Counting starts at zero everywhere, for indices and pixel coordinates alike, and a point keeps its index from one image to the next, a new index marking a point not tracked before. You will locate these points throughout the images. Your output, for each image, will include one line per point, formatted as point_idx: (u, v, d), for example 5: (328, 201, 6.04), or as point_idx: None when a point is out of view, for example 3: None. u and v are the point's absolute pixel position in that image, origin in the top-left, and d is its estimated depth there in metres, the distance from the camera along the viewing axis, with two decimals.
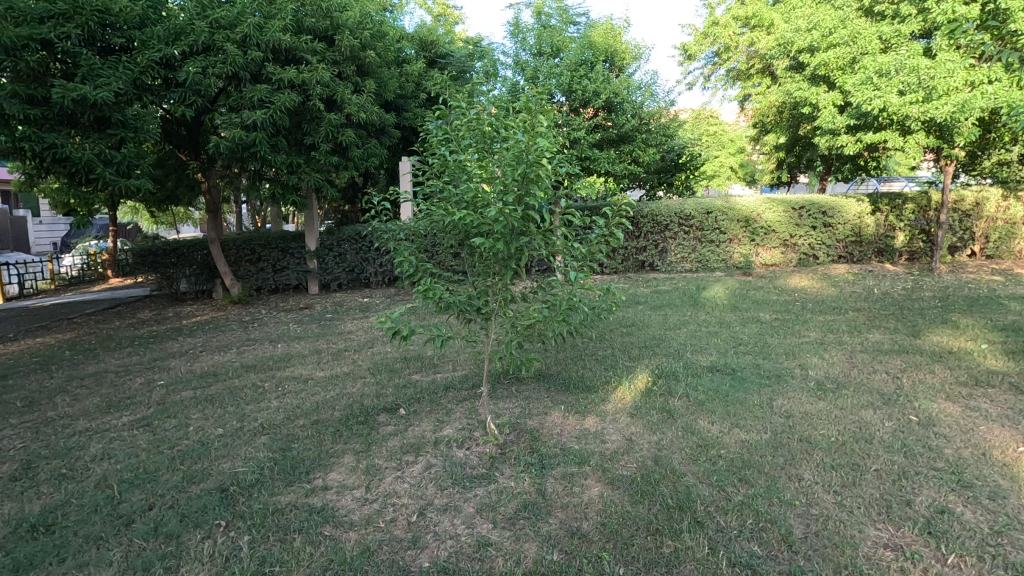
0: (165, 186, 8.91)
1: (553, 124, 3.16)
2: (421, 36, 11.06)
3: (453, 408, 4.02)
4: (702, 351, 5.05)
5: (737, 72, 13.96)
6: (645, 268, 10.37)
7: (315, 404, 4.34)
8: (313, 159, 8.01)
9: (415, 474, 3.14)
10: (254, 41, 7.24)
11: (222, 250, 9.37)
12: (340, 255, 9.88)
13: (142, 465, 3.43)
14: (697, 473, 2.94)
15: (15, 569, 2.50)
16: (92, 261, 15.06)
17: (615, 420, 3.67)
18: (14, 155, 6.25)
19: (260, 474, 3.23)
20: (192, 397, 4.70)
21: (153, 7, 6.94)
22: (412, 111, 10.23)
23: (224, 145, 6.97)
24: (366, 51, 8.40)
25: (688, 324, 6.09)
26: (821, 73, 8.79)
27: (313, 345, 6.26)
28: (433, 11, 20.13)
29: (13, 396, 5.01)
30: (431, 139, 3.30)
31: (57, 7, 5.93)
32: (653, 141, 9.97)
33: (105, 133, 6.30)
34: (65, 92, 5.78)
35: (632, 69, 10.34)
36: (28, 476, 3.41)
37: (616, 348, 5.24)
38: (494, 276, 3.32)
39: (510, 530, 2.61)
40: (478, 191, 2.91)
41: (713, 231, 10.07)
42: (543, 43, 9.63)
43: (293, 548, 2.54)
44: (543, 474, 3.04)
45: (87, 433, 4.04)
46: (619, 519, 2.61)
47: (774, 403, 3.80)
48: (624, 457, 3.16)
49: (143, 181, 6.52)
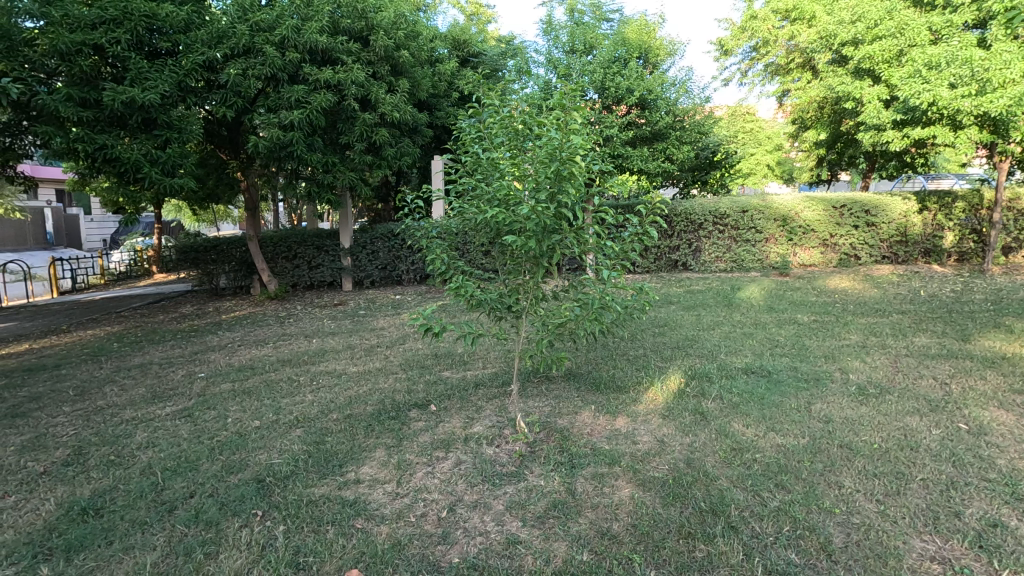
0: (206, 185, 9.19)
1: (586, 121, 3.11)
2: (454, 35, 11.15)
3: (483, 405, 4.03)
4: (737, 352, 4.95)
5: (776, 68, 13.51)
6: (677, 268, 10.22)
7: (348, 398, 4.43)
8: (348, 159, 8.16)
9: (445, 470, 3.16)
10: (292, 43, 7.41)
11: (260, 247, 9.62)
12: (373, 253, 10.04)
13: (183, 455, 3.55)
14: (732, 476, 2.88)
15: (67, 550, 2.62)
16: (138, 257, 15.68)
17: (646, 421, 3.62)
18: (67, 155, 6.56)
19: (294, 466, 3.31)
20: (231, 389, 4.84)
21: (197, 12, 7.17)
22: (445, 111, 10.35)
23: (262, 145, 7.15)
24: (400, 51, 8.50)
25: (721, 325, 5.95)
26: (866, 67, 8.35)
27: (346, 341, 6.38)
28: (465, 10, 20.15)
29: (65, 385, 5.27)
30: (465, 137, 3.30)
31: (108, 13, 6.25)
32: (687, 138, 9.80)
33: (152, 134, 6.57)
34: (115, 95, 6.06)
35: (666, 65, 10.26)
36: (80, 461, 3.58)
37: (648, 348, 5.18)
38: (525, 275, 3.30)
39: (539, 528, 2.60)
40: (511, 190, 2.89)
41: (749, 231, 9.83)
42: (576, 41, 9.57)
43: (327, 540, 2.59)
44: (573, 474, 3.02)
45: (133, 422, 4.22)
46: (650, 521, 2.57)
47: (813, 408, 3.68)
48: (655, 458, 3.12)
49: (185, 180, 6.75)
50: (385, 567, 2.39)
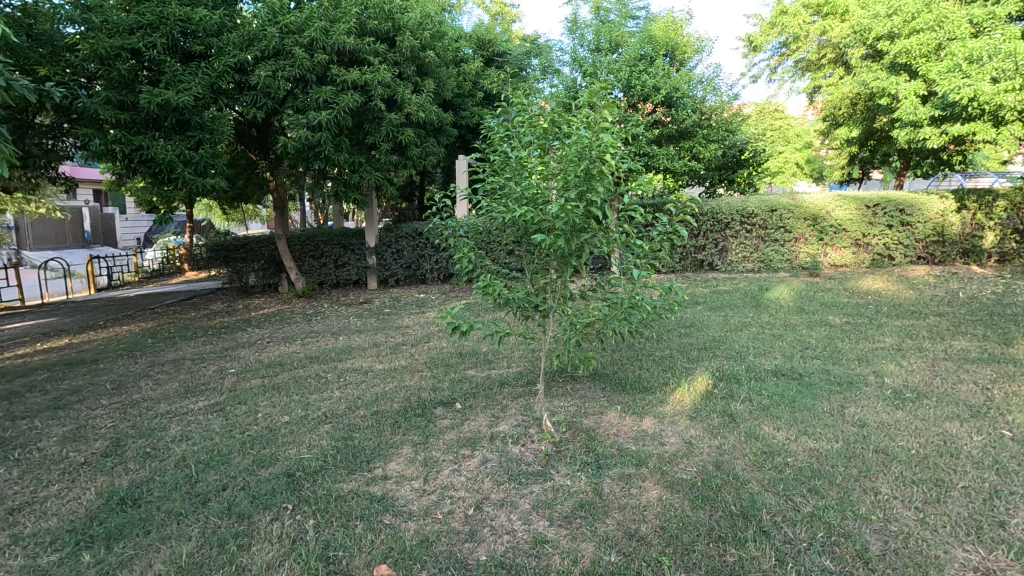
0: (237, 184, 9.38)
1: (615, 120, 3.09)
2: (479, 35, 11.18)
3: (508, 405, 4.03)
4: (766, 354, 4.85)
5: (806, 64, 13.20)
6: (703, 268, 10.12)
7: (374, 395, 4.48)
8: (375, 159, 8.25)
9: (472, 468, 3.18)
10: (320, 45, 7.49)
11: (287, 245, 9.79)
12: (398, 252, 10.13)
13: (216, 448, 3.64)
14: (762, 480, 2.82)
15: (106, 537, 2.71)
16: (170, 255, 16.11)
17: (674, 422, 3.58)
18: (106, 156, 6.78)
19: (323, 460, 3.37)
20: (261, 385, 4.94)
21: (229, 15, 7.32)
22: (470, 110, 10.39)
23: (291, 145, 7.28)
24: (426, 51, 8.53)
25: (750, 325, 5.85)
26: (901, 62, 8.22)
27: (372, 339, 6.46)
28: (489, 10, 20.18)
29: (103, 378, 5.45)
30: (493, 136, 3.29)
31: (144, 18, 6.46)
32: (714, 137, 9.67)
33: (185, 135, 6.75)
34: (151, 97, 6.26)
35: (693, 62, 10.17)
36: (118, 452, 3.69)
37: (675, 348, 5.12)
38: (552, 274, 3.28)
39: (566, 528, 2.59)
40: (540, 189, 2.88)
41: (778, 230, 9.65)
42: (602, 39, 9.51)
43: (356, 535, 2.62)
44: (600, 474, 3.00)
45: (167, 415, 4.34)
46: (679, 524, 2.54)
47: (846, 412, 3.59)
48: (683, 460, 3.08)
49: (217, 180, 6.92)
50: (413, 563, 2.41)
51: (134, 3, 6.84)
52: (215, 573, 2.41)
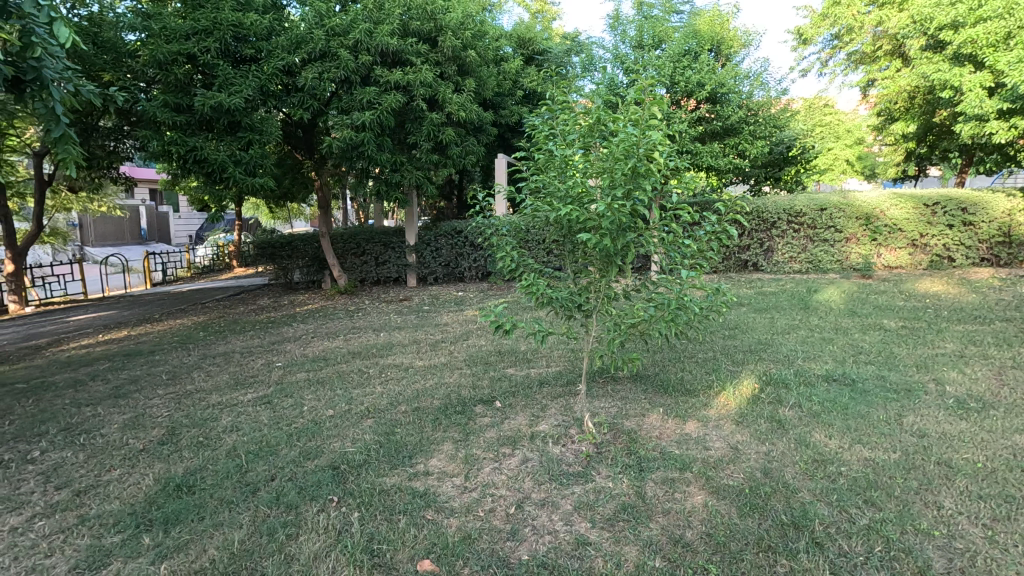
0: (283, 184, 9.67)
1: (664, 117, 3.03)
2: (519, 33, 11.20)
3: (548, 404, 4.02)
4: (816, 358, 4.68)
5: (859, 56, 12.65)
6: (747, 268, 9.94)
7: (415, 392, 4.54)
8: (415, 159, 8.37)
9: (512, 467, 3.18)
10: (364, 46, 7.61)
11: (330, 243, 10.01)
12: (437, 250, 10.23)
13: (265, 439, 3.76)
14: (814, 490, 2.72)
15: (164, 522, 2.84)
16: (220, 252, 16.75)
17: (719, 426, 3.49)
18: (163, 156, 7.11)
19: (367, 455, 3.43)
20: (306, 378, 5.09)
21: (278, 20, 7.55)
22: (510, 109, 10.42)
23: (336, 145, 7.45)
24: (467, 51, 8.57)
25: (798, 328, 5.66)
26: (966, 53, 7.84)
27: (412, 336, 6.55)
28: (531, 8, 20.16)
29: (159, 369, 5.71)
30: (537, 135, 3.28)
31: (200, 24, 6.75)
32: (761, 133, 9.40)
33: (236, 136, 7.00)
34: (205, 100, 6.53)
35: (740, 56, 9.90)
36: (174, 440, 3.86)
37: (719, 351, 5.00)
38: (596, 274, 3.25)
39: (609, 531, 2.56)
40: (585, 188, 2.86)
41: (827, 229, 9.29)
42: (645, 35, 9.36)
43: (399, 529, 2.66)
44: (643, 477, 2.96)
45: (218, 406, 4.51)
46: (726, 531, 2.48)
47: (904, 421, 3.43)
48: (729, 466, 3.01)
49: (265, 180, 7.15)
50: (456, 560, 2.43)
51: (190, 10, 7.15)
52: (266, 560, 2.49)
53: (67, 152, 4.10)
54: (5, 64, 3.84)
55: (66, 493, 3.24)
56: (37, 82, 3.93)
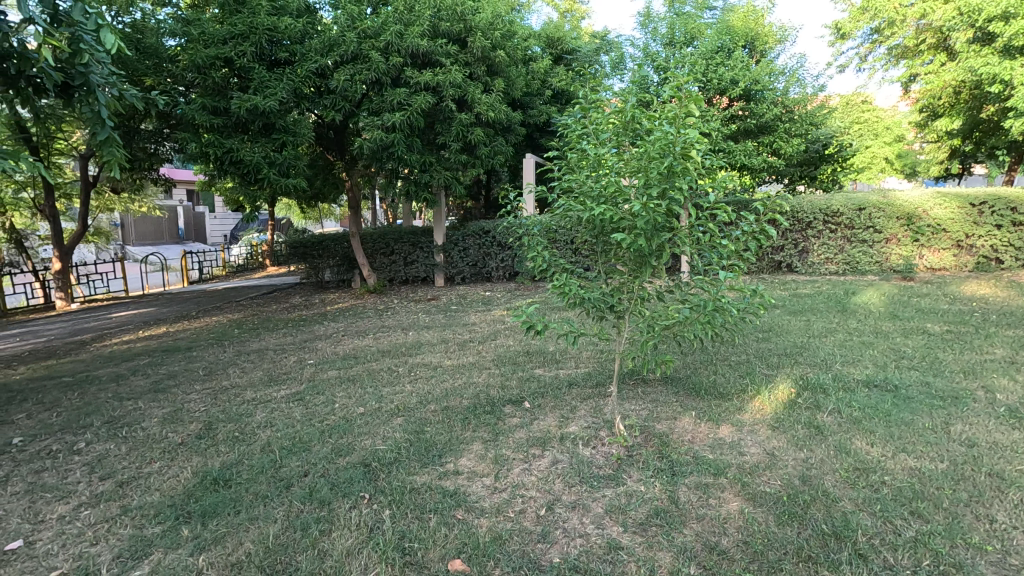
0: (315, 184, 9.83)
1: (701, 115, 2.97)
2: (548, 34, 11.32)
3: (577, 405, 3.99)
4: (855, 363, 4.52)
5: (902, 50, 11.97)
6: (781, 269, 9.72)
7: (444, 391, 4.56)
8: (444, 159, 8.41)
9: (542, 468, 3.16)
10: (395, 48, 7.67)
11: (360, 243, 10.14)
12: (465, 250, 10.27)
13: (297, 435, 3.82)
14: (856, 499, 2.63)
15: (202, 514, 2.91)
16: (254, 251, 17.16)
17: (754, 431, 3.40)
18: (200, 158, 7.31)
19: (398, 453, 3.45)
20: (337, 376, 5.17)
21: (311, 23, 7.68)
22: (538, 109, 10.40)
23: (367, 146, 7.54)
24: (496, 51, 8.57)
25: (835, 332, 5.49)
26: (1017, 45, 7.51)
27: (441, 335, 6.59)
28: (560, 7, 20.08)
29: (196, 365, 5.87)
30: (570, 134, 3.25)
31: (237, 29, 6.91)
32: (797, 131, 9.17)
33: (271, 138, 7.16)
34: (241, 103, 6.69)
35: (775, 52, 9.69)
36: (211, 435, 3.96)
37: (752, 353, 4.88)
38: (628, 274, 3.20)
39: (641, 535, 2.52)
40: (619, 187, 2.82)
41: (866, 230, 9.00)
42: (676, 31, 9.22)
43: (430, 528, 2.66)
44: (675, 481, 2.90)
45: (253, 402, 4.61)
46: (764, 540, 2.41)
47: (951, 430, 3.28)
48: (766, 472, 2.93)
49: (298, 180, 7.29)
50: (486, 560, 2.42)
51: (227, 15, 7.33)
52: (299, 556, 2.52)
53: (112, 154, 4.27)
54: (55, 71, 3.98)
55: (110, 483, 3.35)
56: (84, 87, 4.07)
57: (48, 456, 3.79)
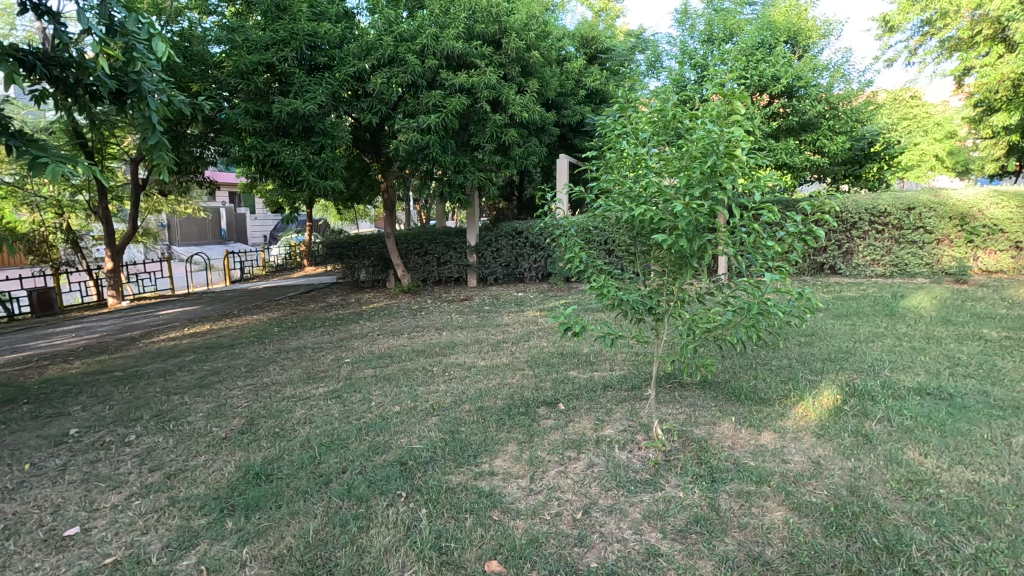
0: (352, 186, 10.02)
1: (747, 112, 2.89)
2: (582, 33, 11.17)
3: (613, 408, 3.94)
4: (905, 369, 4.33)
5: (955, 43, 11.32)
6: (824, 271, 9.45)
7: (478, 391, 4.58)
8: (479, 160, 8.45)
9: (578, 471, 3.13)
10: (431, 51, 7.73)
11: (395, 243, 10.27)
12: (497, 251, 10.30)
13: (335, 432, 3.89)
14: (908, 512, 2.52)
15: (246, 507, 2.99)
16: (292, 251, 17.61)
17: (797, 439, 3.29)
18: (243, 161, 7.53)
19: (434, 452, 3.48)
20: (373, 374, 5.24)
21: (350, 28, 7.82)
22: (572, 109, 10.34)
23: (403, 148, 7.64)
24: (531, 52, 8.57)
25: (883, 337, 5.27)
26: None
27: (474, 335, 6.61)
28: (594, 6, 19.93)
29: (238, 362, 6.05)
30: (609, 134, 3.20)
31: (278, 36, 7.10)
32: (842, 128, 8.87)
33: (310, 141, 7.33)
34: (282, 108, 6.88)
35: (819, 47, 9.40)
36: (253, 430, 4.07)
37: (795, 358, 4.74)
38: (669, 275, 3.15)
39: (681, 543, 2.47)
40: (659, 187, 2.77)
41: (915, 230, 8.63)
42: (715, 28, 9.09)
43: (466, 527, 2.67)
44: (715, 488, 2.83)
45: (292, 399, 4.72)
46: (811, 552, 2.32)
47: (1012, 442, 3.11)
48: (811, 481, 2.83)
49: (335, 182, 7.44)
50: (523, 563, 2.41)
51: (270, 22, 7.53)
52: (338, 551, 2.56)
53: (161, 157, 4.43)
54: (110, 79, 4.16)
55: (158, 475, 3.48)
56: (137, 94, 4.23)
57: (101, 447, 3.97)
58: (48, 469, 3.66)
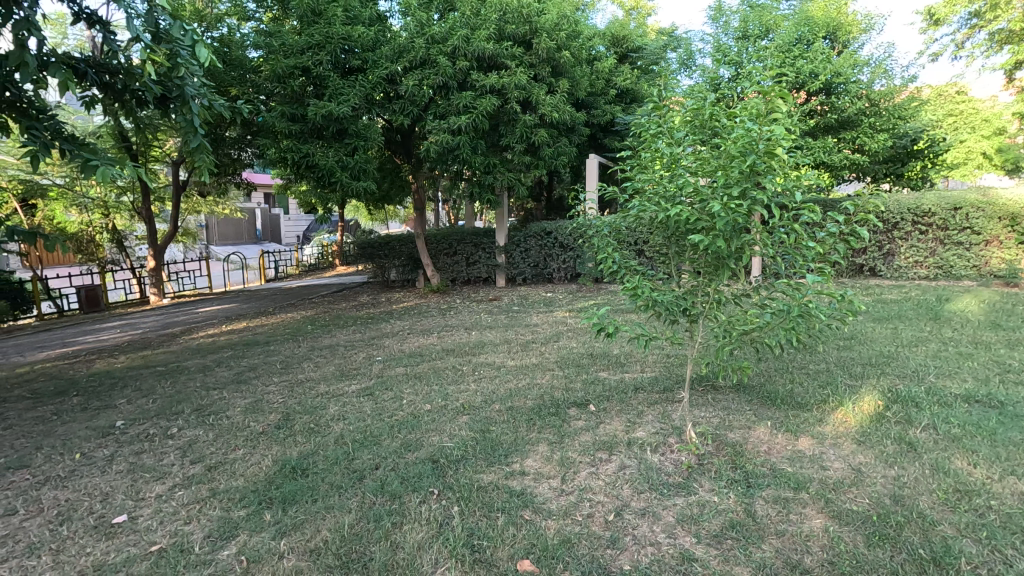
0: (383, 187, 10.16)
1: (788, 110, 2.84)
2: (613, 32, 11.11)
3: (644, 410, 3.91)
4: (952, 376, 4.17)
5: (1006, 35, 10.91)
6: (863, 273, 9.16)
7: (508, 391, 4.59)
8: (508, 160, 8.47)
9: (610, 473, 3.11)
10: (462, 52, 7.77)
11: (425, 243, 10.36)
12: (526, 251, 10.30)
13: (368, 429, 3.96)
14: (956, 523, 2.43)
15: (283, 500, 3.07)
16: (324, 251, 17.96)
17: (836, 445, 3.21)
18: (279, 162, 7.71)
19: (465, 450, 3.51)
20: (404, 373, 5.31)
21: (382, 31, 7.93)
22: (602, 109, 10.27)
23: (433, 148, 7.71)
24: (561, 52, 8.55)
25: (928, 341, 5.08)
26: None
27: (504, 335, 6.64)
28: (625, 5, 19.77)
29: (274, 358, 6.21)
30: (643, 133, 3.16)
31: (314, 40, 7.26)
32: (883, 125, 8.61)
33: (344, 143, 7.46)
34: (317, 110, 7.02)
35: (859, 42, 9.15)
36: (288, 425, 4.17)
37: (833, 362, 4.61)
38: (705, 276, 3.09)
39: (716, 548, 2.43)
40: (696, 187, 2.74)
41: (962, 231, 8.30)
42: (751, 25, 8.90)
43: (498, 526, 2.69)
44: (751, 494, 2.78)
45: (326, 395, 4.81)
46: (852, 561, 2.26)
47: None
48: (851, 489, 2.75)
49: (368, 183, 7.57)
50: (556, 563, 2.41)
51: (305, 26, 7.70)
52: (373, 546, 2.60)
53: (201, 158, 4.65)
54: (155, 85, 4.34)
55: (200, 467, 3.59)
56: (180, 99, 4.41)
57: (146, 439, 4.12)
58: (97, 458, 3.82)
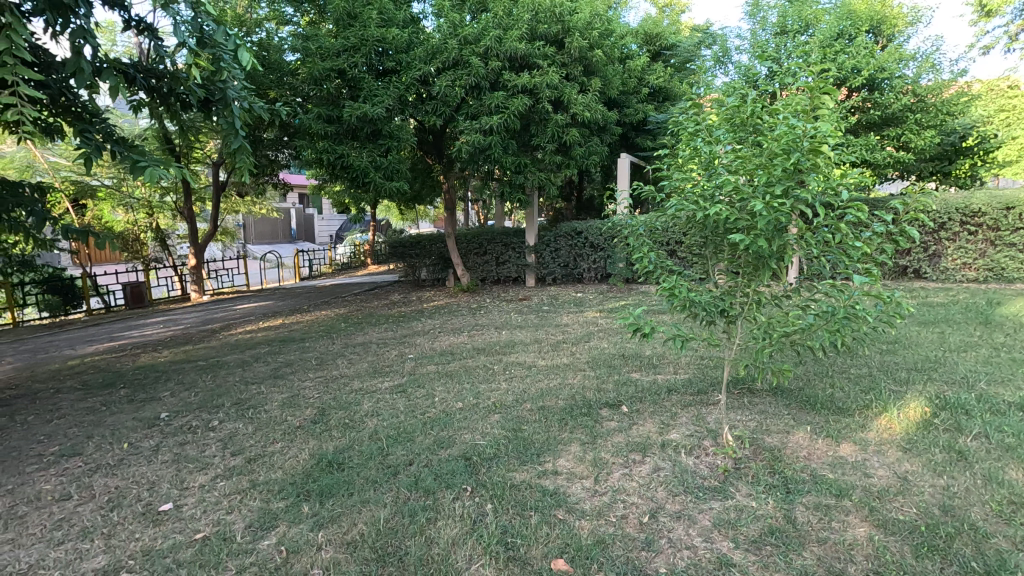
0: (414, 187, 10.27)
1: (834, 106, 2.77)
2: (646, 30, 11.00)
3: (678, 412, 3.86)
4: (1005, 382, 3.98)
5: None
6: (907, 275, 8.84)
7: (539, 390, 4.58)
8: (539, 160, 8.47)
9: (643, 474, 3.08)
10: (494, 52, 7.80)
11: (455, 242, 10.43)
12: (556, 251, 10.28)
13: (402, 426, 4.01)
14: (1011, 536, 2.33)
15: (320, 494, 3.13)
16: (356, 250, 18.25)
17: (881, 453, 3.10)
18: (315, 163, 7.88)
19: (497, 449, 3.52)
20: (436, 371, 5.36)
21: (416, 33, 8.02)
22: (634, 107, 10.16)
23: (465, 148, 7.76)
24: (594, 50, 8.49)
25: (978, 346, 4.87)
26: None
27: (535, 335, 6.64)
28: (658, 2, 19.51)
29: (309, 355, 6.34)
30: (681, 132, 3.09)
31: (349, 43, 7.39)
32: (930, 121, 8.30)
33: (377, 143, 7.58)
34: (353, 111, 7.14)
35: (905, 35, 8.82)
36: (324, 420, 4.26)
37: (876, 367, 4.46)
38: (745, 276, 3.03)
39: (755, 554, 2.38)
40: (736, 185, 2.68)
41: (1014, 232, 7.93)
42: (789, 20, 8.68)
43: (531, 525, 2.69)
44: (791, 500, 2.71)
45: (360, 392, 4.90)
46: (899, 572, 2.19)
47: None
48: (897, 497, 2.66)
49: (401, 183, 7.67)
50: (590, 563, 2.40)
51: (341, 29, 7.84)
52: (408, 540, 2.64)
53: (242, 159, 4.70)
54: (199, 88, 4.49)
55: (240, 459, 3.70)
56: (222, 102, 4.55)
57: (189, 430, 4.27)
58: (143, 448, 3.98)
